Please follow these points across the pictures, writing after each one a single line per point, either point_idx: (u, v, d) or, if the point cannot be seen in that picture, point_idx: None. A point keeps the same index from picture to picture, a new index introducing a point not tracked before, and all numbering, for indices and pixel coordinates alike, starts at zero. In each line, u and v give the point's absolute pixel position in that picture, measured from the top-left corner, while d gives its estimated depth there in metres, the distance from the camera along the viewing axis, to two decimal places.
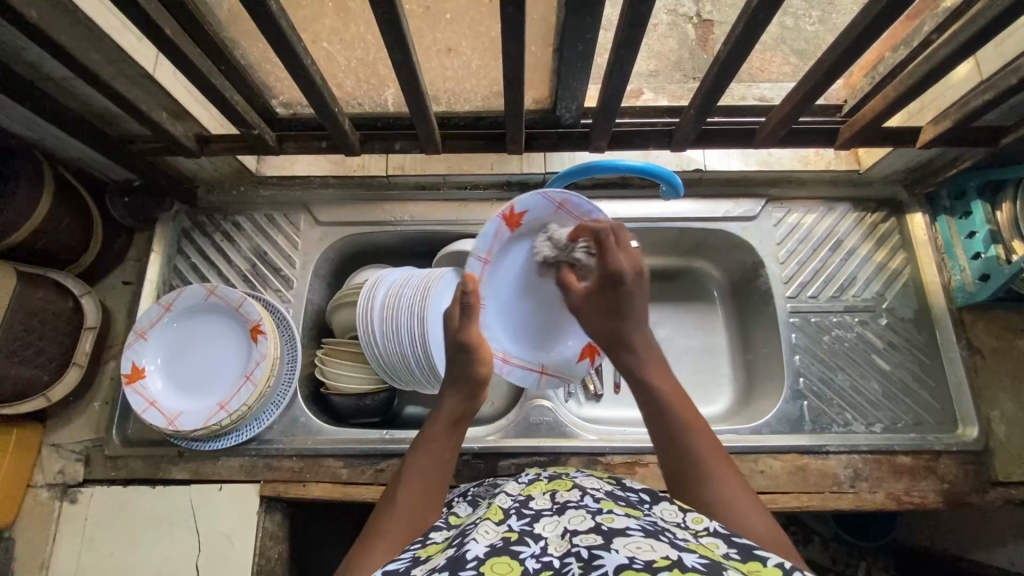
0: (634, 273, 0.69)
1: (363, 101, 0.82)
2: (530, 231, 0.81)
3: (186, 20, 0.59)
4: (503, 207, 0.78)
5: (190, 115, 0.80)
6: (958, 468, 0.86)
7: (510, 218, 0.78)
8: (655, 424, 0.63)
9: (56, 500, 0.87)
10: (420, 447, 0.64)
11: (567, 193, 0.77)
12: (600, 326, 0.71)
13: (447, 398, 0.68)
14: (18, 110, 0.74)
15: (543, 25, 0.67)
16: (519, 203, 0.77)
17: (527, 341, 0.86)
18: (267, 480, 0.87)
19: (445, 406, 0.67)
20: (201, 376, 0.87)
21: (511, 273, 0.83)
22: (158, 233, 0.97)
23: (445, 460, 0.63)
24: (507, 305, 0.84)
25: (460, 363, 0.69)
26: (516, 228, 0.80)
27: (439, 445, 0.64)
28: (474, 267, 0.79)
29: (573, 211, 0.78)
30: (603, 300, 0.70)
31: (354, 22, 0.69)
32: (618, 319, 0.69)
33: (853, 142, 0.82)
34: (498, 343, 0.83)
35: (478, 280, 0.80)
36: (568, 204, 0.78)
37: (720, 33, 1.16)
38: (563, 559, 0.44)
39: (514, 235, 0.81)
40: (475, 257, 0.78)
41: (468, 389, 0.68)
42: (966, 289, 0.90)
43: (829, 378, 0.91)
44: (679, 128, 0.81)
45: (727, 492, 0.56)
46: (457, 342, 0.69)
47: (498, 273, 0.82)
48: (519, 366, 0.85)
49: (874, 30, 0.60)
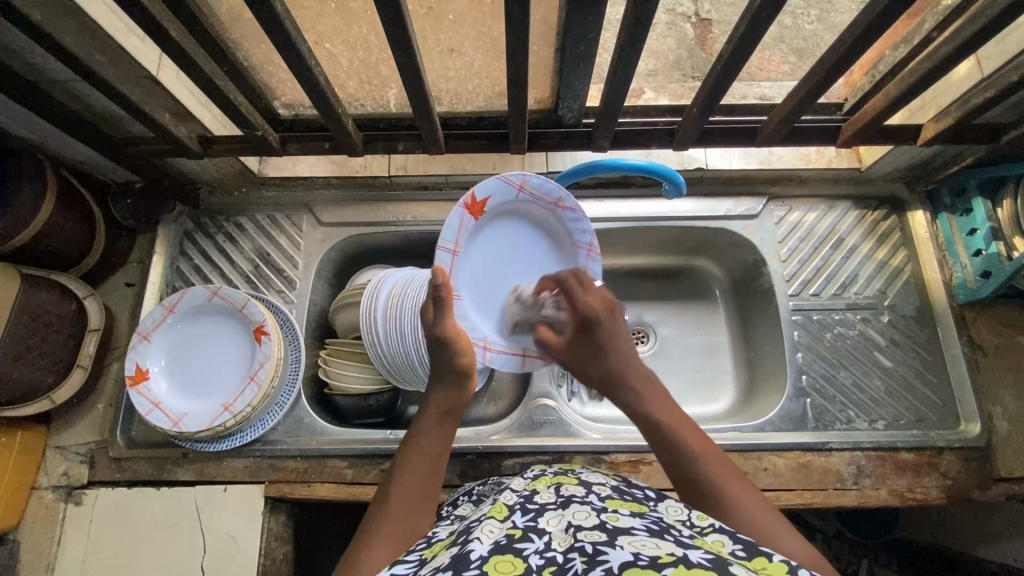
0: (606, 310, 0.73)
1: (366, 102, 0.82)
2: (490, 220, 0.82)
3: (191, 22, 0.59)
4: (464, 195, 0.77)
5: (193, 117, 0.80)
6: (961, 465, 0.86)
7: (472, 206, 0.78)
8: (665, 454, 0.62)
9: (61, 501, 0.87)
10: (412, 442, 0.65)
11: (524, 174, 0.79)
12: (590, 369, 0.72)
13: (436, 391, 0.69)
14: (21, 112, 0.74)
15: (545, 26, 0.68)
16: (479, 190, 0.77)
17: (504, 325, 0.82)
18: (271, 481, 0.87)
19: (435, 399, 0.68)
20: (206, 378, 0.87)
21: (478, 262, 0.82)
22: (161, 235, 0.97)
23: (438, 454, 0.64)
24: (476, 293, 0.82)
25: (454, 355, 0.70)
26: (480, 215, 0.80)
27: (433, 437, 0.65)
28: (445, 259, 0.77)
29: (533, 192, 0.81)
30: (583, 345, 0.73)
31: (357, 24, 0.69)
32: (602, 358, 0.70)
33: (854, 140, 0.82)
34: (478, 332, 0.80)
35: (450, 271, 0.77)
36: (527, 186, 0.80)
37: (719, 32, 1.17)
38: (567, 554, 0.45)
39: (478, 223, 0.80)
40: (445, 248, 0.76)
41: (454, 382, 0.69)
42: (967, 286, 0.90)
43: (832, 376, 0.91)
44: (681, 128, 0.81)
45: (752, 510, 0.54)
46: (460, 342, 0.70)
47: (466, 263, 0.80)
48: (501, 352, 0.81)
49: (875, 30, 0.61)
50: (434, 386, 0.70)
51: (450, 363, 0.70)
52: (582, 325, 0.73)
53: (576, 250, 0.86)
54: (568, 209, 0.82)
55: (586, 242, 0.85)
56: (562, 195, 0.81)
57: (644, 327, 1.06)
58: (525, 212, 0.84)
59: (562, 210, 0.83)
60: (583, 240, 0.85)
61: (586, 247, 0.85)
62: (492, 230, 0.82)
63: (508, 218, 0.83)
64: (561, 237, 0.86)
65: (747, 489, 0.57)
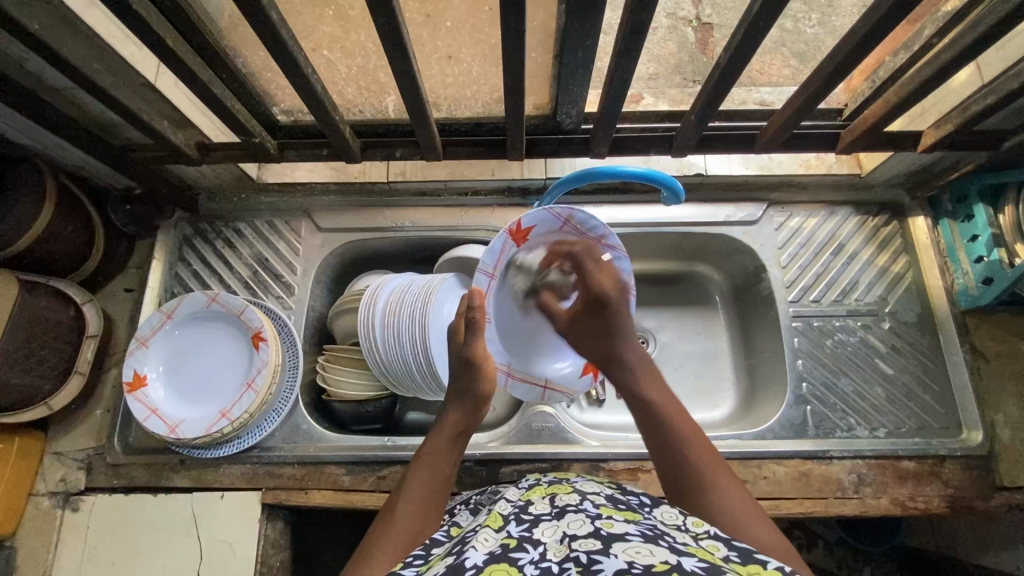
0: (617, 291, 0.77)
1: (364, 108, 0.82)
2: (535, 246, 0.80)
3: (188, 29, 0.59)
4: (510, 223, 0.76)
5: (191, 123, 0.80)
6: (962, 473, 0.85)
7: (516, 233, 0.77)
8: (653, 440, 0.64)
9: (58, 509, 0.87)
10: (423, 457, 0.65)
11: (573, 208, 0.76)
12: (593, 347, 0.77)
13: (451, 411, 0.69)
14: (20, 119, 0.74)
15: (543, 31, 0.67)
16: (527, 220, 0.76)
17: (529, 357, 0.87)
18: (268, 488, 0.86)
19: (451, 419, 0.69)
20: (204, 385, 0.87)
21: (515, 287, 0.82)
22: (160, 241, 0.98)
23: (447, 472, 0.64)
24: (507, 322, 0.84)
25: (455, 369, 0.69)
26: (524, 242, 0.79)
27: (445, 455, 0.65)
28: (481, 282, 0.78)
29: (578, 226, 0.78)
30: (591, 321, 0.77)
31: (355, 31, 0.69)
32: (608, 338, 0.75)
33: (854, 147, 0.82)
34: (502, 359, 0.83)
35: (485, 293, 0.78)
36: (574, 220, 0.78)
37: (720, 36, 1.16)
38: (562, 564, 0.44)
39: (521, 248, 0.79)
40: (483, 273, 0.77)
41: (472, 404, 0.70)
42: (969, 293, 0.90)
43: (833, 383, 0.91)
44: (679, 134, 0.81)
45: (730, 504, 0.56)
46: (466, 359, 0.71)
47: (502, 287, 0.81)
48: (522, 381, 0.85)
49: (875, 35, 0.61)
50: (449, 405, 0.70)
51: (467, 384, 0.70)
52: (594, 302, 0.77)
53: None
54: (609, 246, 0.80)
55: None
56: (605, 233, 0.79)
57: (644, 333, 1.05)
58: None
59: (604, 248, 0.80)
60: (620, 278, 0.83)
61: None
62: (534, 257, 0.81)
63: (553, 249, 0.81)
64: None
65: (731, 485, 0.59)
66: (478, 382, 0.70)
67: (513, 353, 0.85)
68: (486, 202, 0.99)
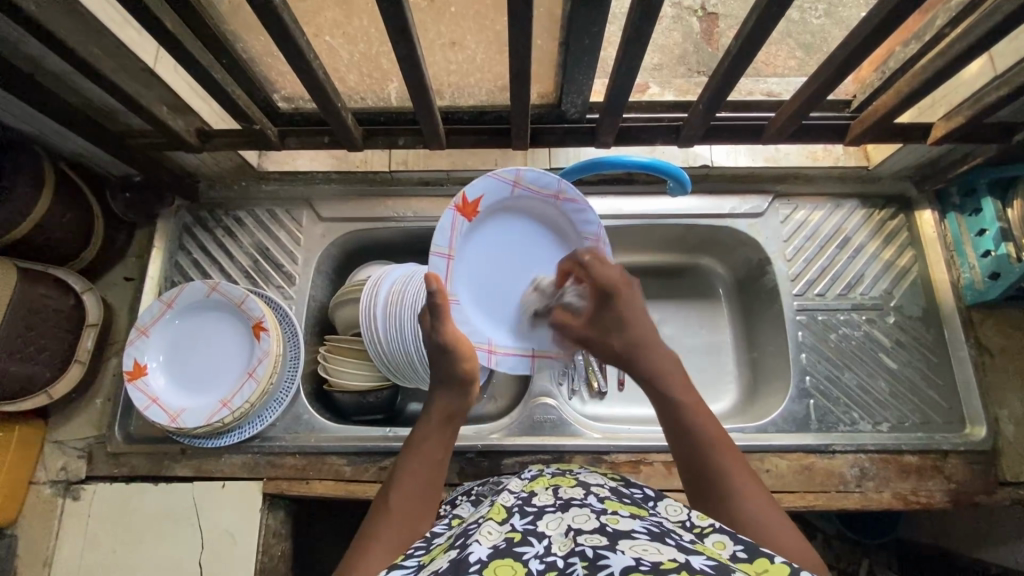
0: (624, 283, 0.71)
1: (366, 96, 0.81)
2: (486, 218, 0.78)
3: (187, 13, 0.58)
4: (456, 197, 0.74)
5: (191, 110, 0.79)
6: (965, 468, 0.85)
7: (465, 207, 0.75)
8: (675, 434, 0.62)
9: (58, 497, 0.87)
10: (414, 447, 0.63)
11: (519, 169, 0.76)
12: (606, 345, 0.70)
13: (438, 396, 0.67)
14: (17, 104, 0.73)
15: (549, 19, 0.66)
16: (472, 190, 0.74)
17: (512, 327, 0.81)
18: (269, 478, 0.86)
19: (437, 404, 0.66)
20: (205, 374, 0.87)
21: (476, 263, 0.79)
22: (159, 228, 0.97)
23: (438, 460, 0.63)
24: (480, 298, 0.79)
25: (455, 362, 0.67)
26: (474, 217, 0.76)
27: (434, 442, 0.63)
28: (440, 264, 0.74)
29: (529, 186, 0.77)
30: (603, 314, 0.70)
31: (357, 16, 0.67)
32: (622, 330, 0.68)
33: (864, 138, 0.80)
34: (479, 336, 0.77)
35: (445, 276, 0.74)
36: (524, 181, 0.77)
37: (725, 27, 1.15)
38: (568, 559, 0.44)
39: (471, 224, 0.77)
40: (439, 254, 0.73)
41: (458, 387, 0.67)
42: (975, 287, 0.89)
43: (836, 377, 0.90)
44: (686, 124, 0.80)
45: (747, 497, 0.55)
46: (437, 344, 0.67)
47: (464, 266, 0.78)
48: (508, 354, 0.80)
49: (889, 26, 0.59)
50: (437, 389, 0.68)
51: (446, 367, 0.67)
52: (602, 295, 0.70)
53: (578, 241, 0.83)
54: (570, 200, 0.79)
55: (593, 233, 0.82)
56: (561, 186, 0.78)
57: None
58: (524, 210, 0.80)
59: (563, 202, 0.79)
60: (587, 230, 0.82)
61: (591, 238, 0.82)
62: (490, 231, 0.79)
63: (507, 216, 0.80)
64: (565, 232, 0.83)
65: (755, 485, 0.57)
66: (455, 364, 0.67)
67: (493, 329, 0.79)
68: None
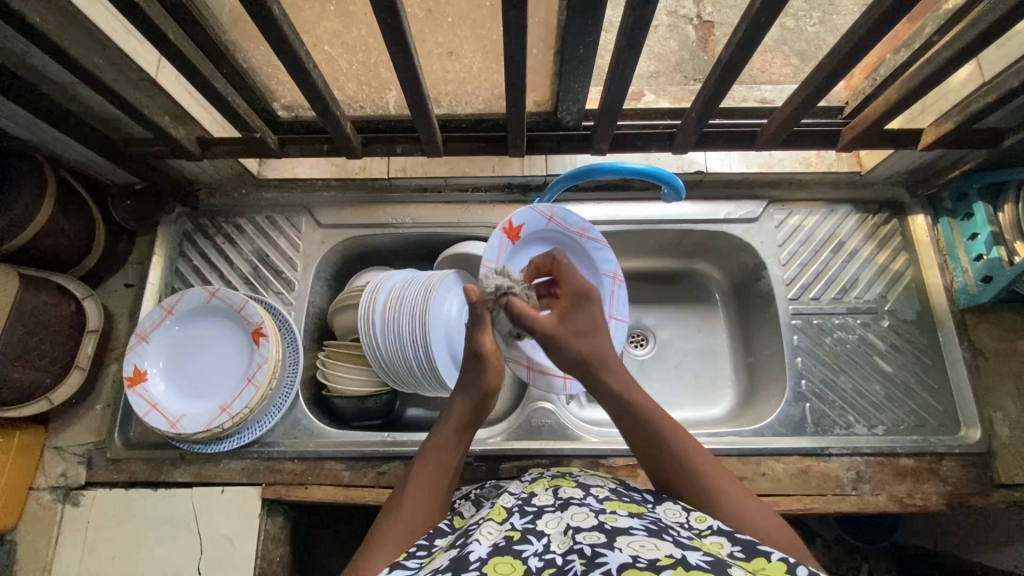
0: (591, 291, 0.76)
1: (364, 104, 0.82)
2: (524, 248, 0.87)
3: (189, 24, 0.59)
4: (504, 220, 0.84)
5: (192, 118, 0.80)
6: (960, 471, 0.85)
7: (510, 231, 0.84)
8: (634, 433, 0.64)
9: (58, 503, 0.87)
10: (430, 450, 0.65)
11: (553, 206, 0.87)
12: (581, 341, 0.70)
13: (456, 401, 0.69)
14: (20, 113, 0.74)
15: (544, 28, 0.67)
16: (517, 217, 0.84)
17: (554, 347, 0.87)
18: (268, 483, 0.86)
19: (454, 412, 0.68)
20: (206, 381, 0.87)
21: None
22: (160, 236, 0.97)
23: (451, 468, 0.64)
24: None
25: (484, 372, 0.68)
26: (516, 241, 0.86)
27: (450, 450, 0.65)
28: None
29: (560, 223, 0.87)
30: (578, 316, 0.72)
31: (356, 26, 0.68)
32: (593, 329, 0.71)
33: (855, 144, 0.82)
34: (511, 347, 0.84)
35: None
36: (557, 217, 0.87)
37: (720, 34, 1.16)
38: (566, 556, 0.44)
39: (514, 248, 0.86)
40: (485, 265, 0.80)
41: (478, 398, 0.68)
42: (969, 291, 0.90)
43: (832, 381, 0.91)
44: (679, 131, 0.81)
45: (733, 494, 0.58)
46: (471, 351, 0.69)
47: None
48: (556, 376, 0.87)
49: (876, 34, 0.61)
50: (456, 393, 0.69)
51: (476, 377, 0.68)
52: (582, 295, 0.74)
53: (598, 278, 0.90)
54: (591, 239, 0.88)
55: (611, 270, 0.90)
56: (586, 226, 0.87)
57: (644, 330, 1.06)
58: (555, 243, 0.90)
59: (586, 240, 0.88)
60: (606, 268, 0.89)
61: (610, 275, 0.89)
62: (528, 256, 0.88)
63: (543, 247, 0.89)
64: (585, 266, 0.90)
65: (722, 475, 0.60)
66: (485, 377, 0.69)
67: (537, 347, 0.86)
68: (486, 199, 0.99)
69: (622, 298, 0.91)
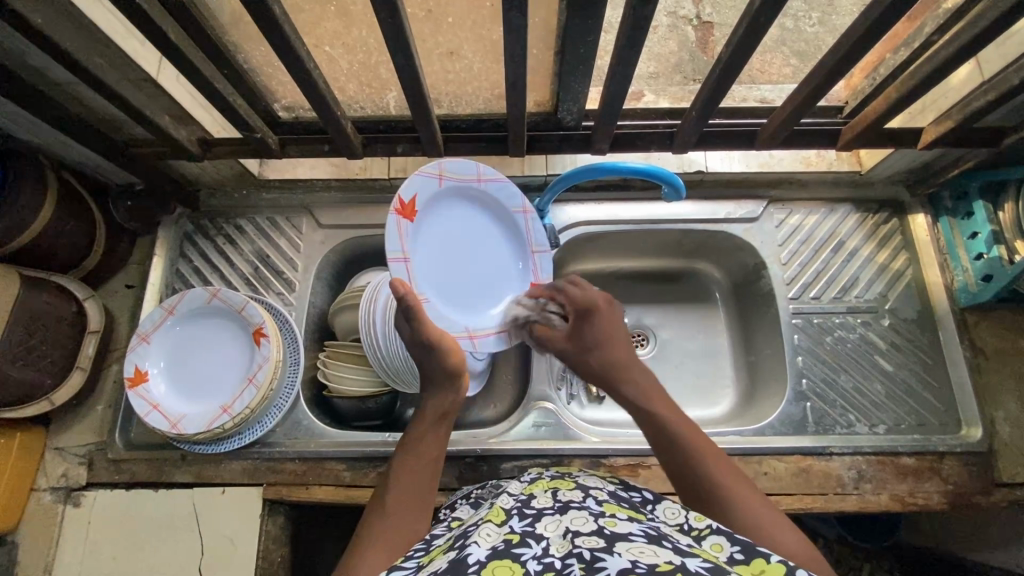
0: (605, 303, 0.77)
1: (365, 104, 0.82)
2: (422, 220, 0.75)
3: (190, 25, 0.59)
4: (393, 201, 0.70)
5: (192, 118, 0.80)
6: (961, 469, 0.85)
7: (403, 210, 0.71)
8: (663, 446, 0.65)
9: (59, 504, 0.87)
10: (407, 447, 0.66)
11: (439, 161, 0.75)
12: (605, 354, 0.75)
13: (430, 397, 0.70)
14: (20, 114, 0.74)
15: (544, 29, 0.67)
16: (404, 190, 0.71)
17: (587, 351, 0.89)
18: (270, 484, 0.86)
19: (430, 404, 0.69)
20: (208, 381, 0.87)
21: (431, 260, 0.76)
22: (161, 237, 0.97)
23: (432, 457, 0.65)
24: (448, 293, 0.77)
25: (443, 359, 0.69)
26: (413, 218, 0.73)
27: (429, 439, 0.66)
28: (400, 272, 0.70)
29: (451, 175, 0.77)
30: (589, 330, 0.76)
31: (356, 27, 0.68)
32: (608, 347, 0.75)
33: (855, 143, 0.82)
34: (457, 327, 0.76)
35: (409, 282, 0.71)
36: (446, 170, 0.76)
37: (720, 35, 1.17)
38: (565, 560, 0.44)
39: (414, 226, 0.73)
40: (396, 260, 0.69)
41: (448, 384, 0.70)
42: (969, 290, 0.90)
43: (832, 380, 0.91)
44: (679, 131, 0.81)
45: (753, 508, 0.57)
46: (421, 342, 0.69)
47: (420, 269, 0.73)
48: None
49: (875, 32, 0.61)
50: (427, 390, 0.71)
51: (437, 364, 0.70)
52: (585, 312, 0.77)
53: (508, 217, 0.83)
54: (491, 179, 0.80)
55: (520, 205, 0.83)
56: (480, 168, 0.79)
57: (644, 330, 1.06)
58: (454, 197, 0.79)
59: (486, 184, 0.80)
60: (514, 204, 0.83)
61: (520, 210, 0.83)
62: (431, 224, 0.76)
63: (441, 207, 0.78)
64: (489, 208, 0.82)
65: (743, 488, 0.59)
66: (446, 361, 0.70)
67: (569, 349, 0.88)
68: None
69: (539, 229, 0.85)
